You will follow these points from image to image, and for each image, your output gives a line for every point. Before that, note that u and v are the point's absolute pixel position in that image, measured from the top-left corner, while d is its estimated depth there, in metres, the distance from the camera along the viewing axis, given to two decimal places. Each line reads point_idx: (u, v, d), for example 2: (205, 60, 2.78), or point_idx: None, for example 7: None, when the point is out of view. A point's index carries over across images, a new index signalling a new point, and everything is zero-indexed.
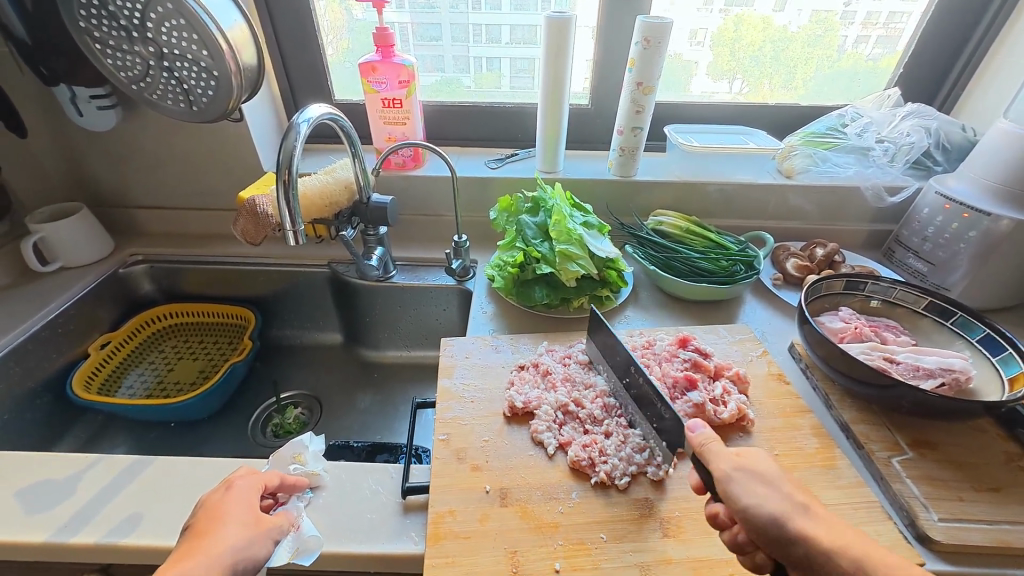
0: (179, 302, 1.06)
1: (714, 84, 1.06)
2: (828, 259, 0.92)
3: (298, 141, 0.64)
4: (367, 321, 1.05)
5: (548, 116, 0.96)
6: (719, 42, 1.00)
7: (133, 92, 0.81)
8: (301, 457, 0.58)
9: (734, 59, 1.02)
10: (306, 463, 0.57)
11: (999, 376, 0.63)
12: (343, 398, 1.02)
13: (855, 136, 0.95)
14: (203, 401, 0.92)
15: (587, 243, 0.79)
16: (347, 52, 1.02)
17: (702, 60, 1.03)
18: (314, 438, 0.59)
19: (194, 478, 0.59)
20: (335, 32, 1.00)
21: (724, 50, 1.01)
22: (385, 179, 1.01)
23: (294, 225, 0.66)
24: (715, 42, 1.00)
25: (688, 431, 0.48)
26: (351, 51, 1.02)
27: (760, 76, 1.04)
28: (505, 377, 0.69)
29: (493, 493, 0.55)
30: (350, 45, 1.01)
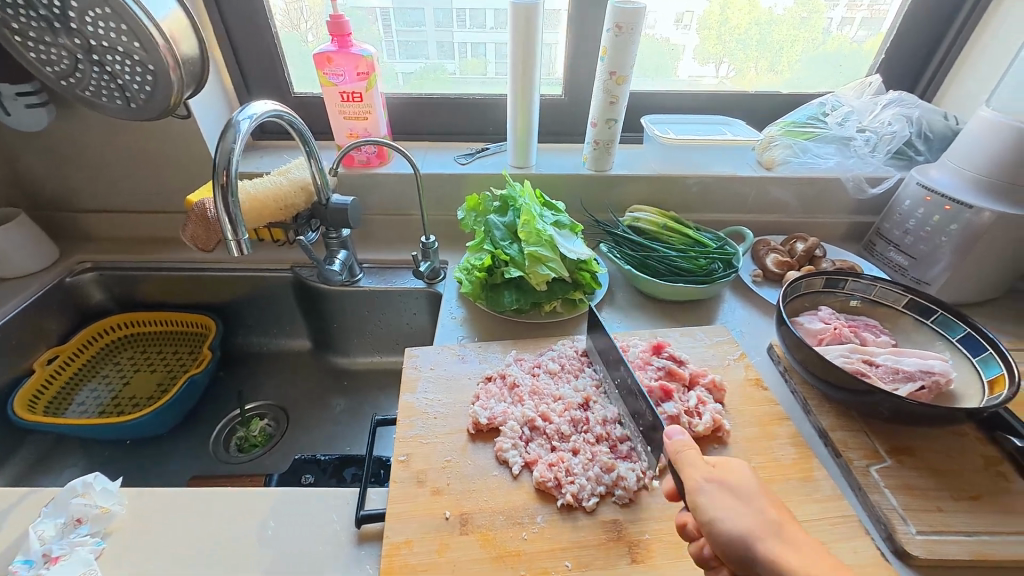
0: (134, 312, 1.00)
1: (702, 68, 1.01)
2: (808, 254, 0.89)
3: (237, 141, 0.58)
4: (335, 326, 1.01)
5: (519, 109, 0.91)
6: (706, 25, 0.95)
7: (64, 88, 0.74)
8: (86, 494, 0.53)
9: (722, 42, 0.98)
10: (92, 500, 0.53)
11: (979, 377, 0.61)
12: (311, 407, 0.98)
13: (836, 125, 0.92)
14: (159, 417, 0.87)
15: (557, 245, 0.75)
16: (328, 38, 0.96)
17: (689, 44, 0.98)
18: (99, 476, 0.54)
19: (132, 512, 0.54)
20: (315, 17, 0.93)
21: (711, 33, 0.96)
22: (349, 178, 0.95)
23: (236, 233, 0.60)
24: (702, 26, 0.96)
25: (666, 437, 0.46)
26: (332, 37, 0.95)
27: (747, 59, 1.00)
28: (471, 390, 0.65)
29: (453, 519, 0.51)
30: (331, 30, 0.95)
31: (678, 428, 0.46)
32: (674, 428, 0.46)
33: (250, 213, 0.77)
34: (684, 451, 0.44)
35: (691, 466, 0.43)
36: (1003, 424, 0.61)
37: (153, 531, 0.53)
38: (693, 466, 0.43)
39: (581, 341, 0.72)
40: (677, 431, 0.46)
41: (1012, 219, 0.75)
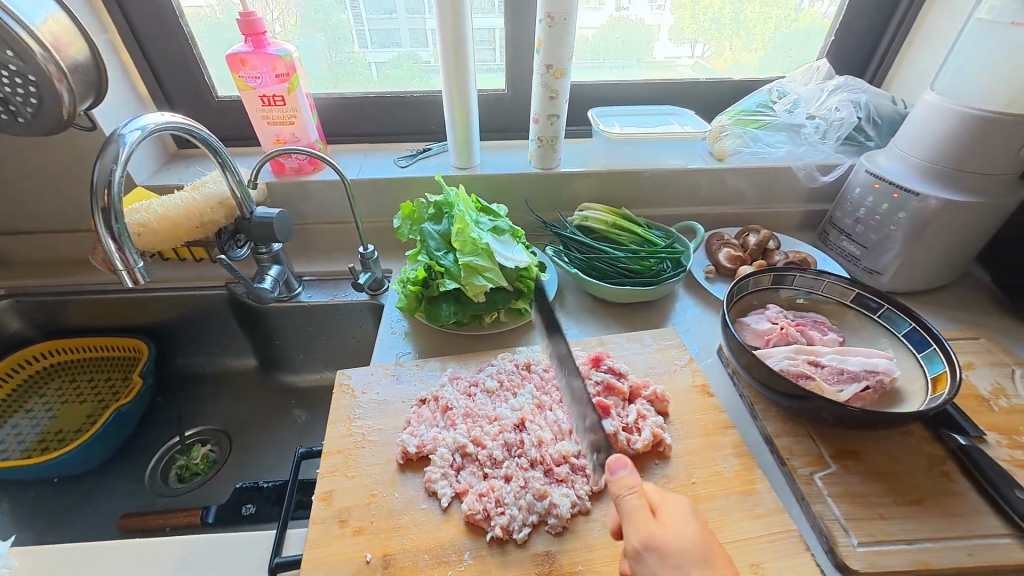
0: (56, 339, 0.93)
1: (677, 49, 0.97)
2: (760, 247, 0.87)
3: (122, 158, 0.52)
4: (278, 343, 0.96)
5: (456, 107, 0.86)
6: (680, 5, 0.91)
7: None
8: None
9: (696, 20, 0.93)
10: None
11: (923, 374, 0.60)
12: (256, 429, 0.93)
13: (785, 113, 0.90)
14: (86, 452, 0.81)
15: (495, 253, 0.71)
16: (297, 28, 0.89)
17: (663, 24, 0.94)
18: None
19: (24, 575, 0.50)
20: (281, 6, 0.87)
21: (686, 12, 0.92)
22: (280, 186, 0.90)
23: (128, 261, 0.54)
24: (676, 5, 0.91)
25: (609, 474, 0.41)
26: (301, 28, 0.89)
27: (722, 37, 0.96)
28: (403, 415, 0.61)
29: (375, 562, 0.48)
30: (300, 21, 0.88)
31: (621, 464, 0.41)
32: (616, 464, 0.41)
33: (163, 232, 0.72)
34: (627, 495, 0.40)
35: (629, 521, 0.39)
36: (949, 422, 0.59)
37: None
38: (632, 524, 0.39)
39: (522, 353, 0.68)
40: (621, 469, 0.41)
41: (958, 206, 0.73)
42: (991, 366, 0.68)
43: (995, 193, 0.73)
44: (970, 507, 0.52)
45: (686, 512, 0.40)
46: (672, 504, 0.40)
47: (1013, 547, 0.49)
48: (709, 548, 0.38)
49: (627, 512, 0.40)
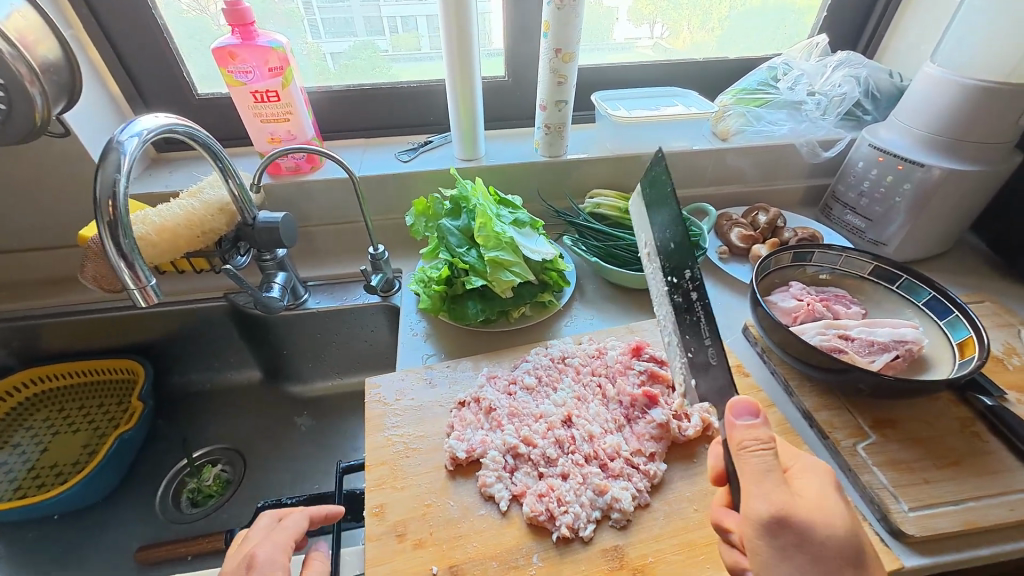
0: (37, 366, 0.85)
1: (636, 30, 0.95)
2: (771, 226, 0.88)
3: (125, 167, 0.47)
4: (285, 353, 0.91)
5: (460, 97, 0.83)
6: None
7: None
8: None
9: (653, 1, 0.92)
10: None
11: (948, 341, 0.62)
12: (268, 445, 0.89)
13: (787, 90, 0.90)
14: (89, 486, 0.76)
15: (519, 246, 0.69)
16: None
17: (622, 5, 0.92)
18: None
19: None
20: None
21: None
22: (278, 188, 0.85)
23: (141, 279, 0.50)
24: None
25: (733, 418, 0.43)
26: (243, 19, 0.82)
27: (678, 16, 0.94)
28: (444, 419, 0.59)
29: (442, 574, 0.46)
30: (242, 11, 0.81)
31: (748, 413, 0.43)
32: (741, 411, 0.43)
33: (162, 245, 0.65)
34: (751, 449, 0.42)
35: (759, 483, 0.40)
36: (972, 384, 0.62)
37: None
38: (760, 486, 0.40)
39: (554, 346, 0.67)
40: (748, 418, 0.43)
41: (962, 175, 0.75)
42: (1000, 328, 0.71)
43: (994, 161, 0.76)
44: (1003, 464, 0.55)
45: (817, 482, 0.41)
46: (809, 473, 0.42)
47: None
48: (805, 518, 0.39)
49: (754, 469, 0.41)
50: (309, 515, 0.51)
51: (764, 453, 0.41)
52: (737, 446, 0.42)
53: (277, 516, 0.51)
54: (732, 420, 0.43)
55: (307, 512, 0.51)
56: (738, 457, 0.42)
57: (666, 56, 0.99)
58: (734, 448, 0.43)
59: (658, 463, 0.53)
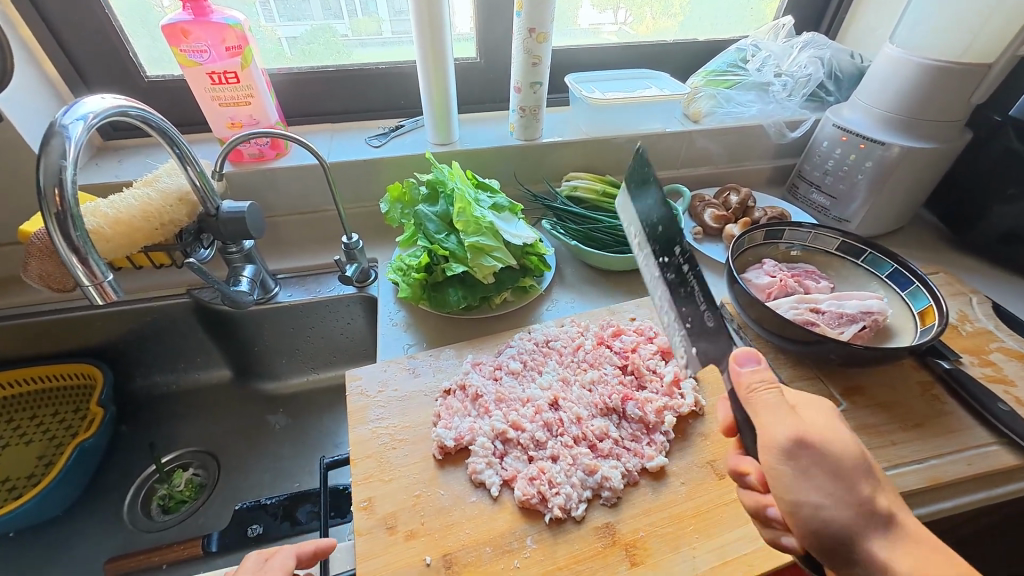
0: None
1: (601, 15, 0.95)
2: (742, 205, 0.89)
3: (71, 151, 0.43)
4: (257, 350, 0.87)
5: (432, 79, 0.80)
6: None
7: None
8: None
9: None
10: None
11: (910, 311, 0.65)
12: (243, 445, 0.85)
13: (755, 71, 0.92)
14: (47, 499, 0.71)
15: (499, 231, 0.68)
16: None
17: None
18: None
19: None
20: None
21: None
22: (240, 176, 0.80)
23: (98, 275, 0.47)
24: None
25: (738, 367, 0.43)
26: None
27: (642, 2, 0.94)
28: (430, 408, 0.58)
29: (437, 563, 0.46)
30: None
31: (748, 358, 0.43)
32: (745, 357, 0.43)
33: (117, 240, 0.61)
34: (759, 390, 0.42)
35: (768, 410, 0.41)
36: (932, 350, 0.66)
37: None
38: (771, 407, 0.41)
39: (538, 330, 0.67)
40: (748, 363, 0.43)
41: (917, 152, 0.79)
42: (954, 297, 0.75)
43: (947, 138, 0.80)
44: (961, 423, 0.58)
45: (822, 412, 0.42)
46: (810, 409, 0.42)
47: (1000, 453, 0.56)
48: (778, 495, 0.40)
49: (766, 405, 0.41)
50: (297, 551, 0.47)
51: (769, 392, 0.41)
52: (746, 389, 0.42)
53: (264, 555, 0.47)
54: (735, 370, 0.43)
55: (296, 548, 0.48)
56: (749, 399, 0.42)
57: (632, 42, 1.00)
58: (744, 392, 0.42)
59: (658, 453, 0.53)
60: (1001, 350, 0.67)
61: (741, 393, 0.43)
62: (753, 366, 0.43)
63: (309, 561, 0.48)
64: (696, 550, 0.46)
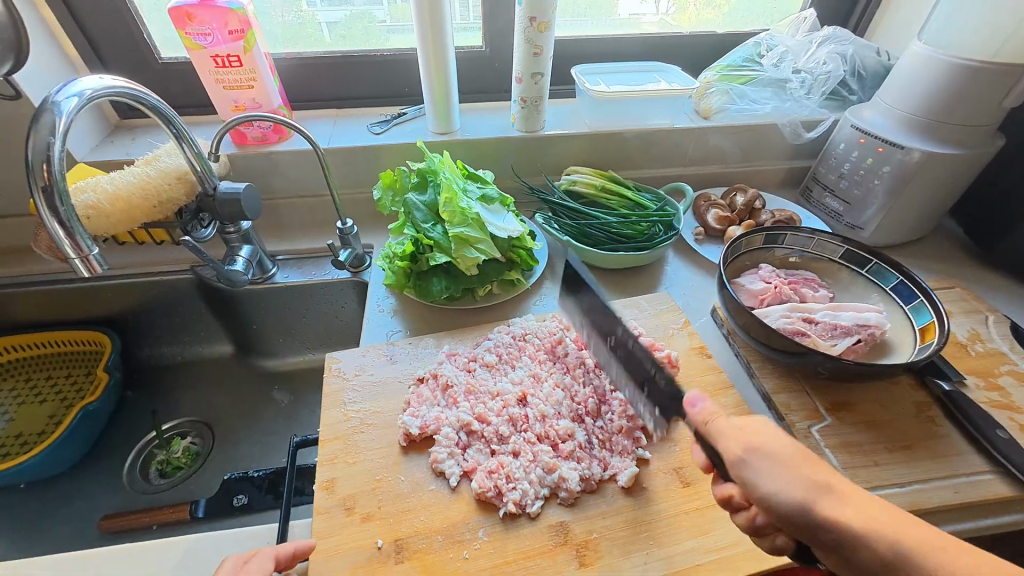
0: (3, 336, 0.84)
1: (641, 6, 0.93)
2: (748, 207, 0.86)
3: (59, 128, 0.45)
4: (255, 327, 0.90)
5: (432, 67, 0.79)
6: None
7: None
8: None
9: None
10: None
11: (911, 326, 0.62)
12: (239, 417, 0.88)
13: (771, 67, 0.88)
14: (55, 454, 0.75)
15: (485, 223, 0.68)
16: None
17: None
18: None
19: None
20: None
21: None
22: (243, 158, 0.83)
23: (82, 249, 0.49)
24: None
25: (689, 408, 0.45)
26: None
27: None
28: (402, 394, 0.59)
29: (387, 547, 0.46)
30: None
31: (698, 397, 0.45)
32: (693, 398, 0.45)
33: (116, 215, 0.64)
34: (713, 421, 0.43)
35: None
36: (933, 370, 0.62)
37: None
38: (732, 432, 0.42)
39: (517, 324, 0.66)
40: (699, 401, 0.45)
41: (941, 159, 0.74)
42: (967, 315, 0.71)
43: (974, 144, 0.74)
44: (954, 448, 0.55)
45: None
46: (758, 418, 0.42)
47: (993, 483, 0.52)
48: None
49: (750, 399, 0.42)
50: (275, 555, 0.45)
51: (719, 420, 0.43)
52: (700, 423, 0.44)
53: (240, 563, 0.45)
54: (688, 409, 0.45)
55: (273, 552, 0.45)
56: (705, 431, 0.43)
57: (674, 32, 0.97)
58: (700, 428, 0.44)
59: (627, 464, 0.52)
60: (1012, 373, 0.62)
61: (696, 427, 0.44)
62: (703, 403, 0.44)
63: (289, 564, 0.45)
64: (648, 556, 0.46)
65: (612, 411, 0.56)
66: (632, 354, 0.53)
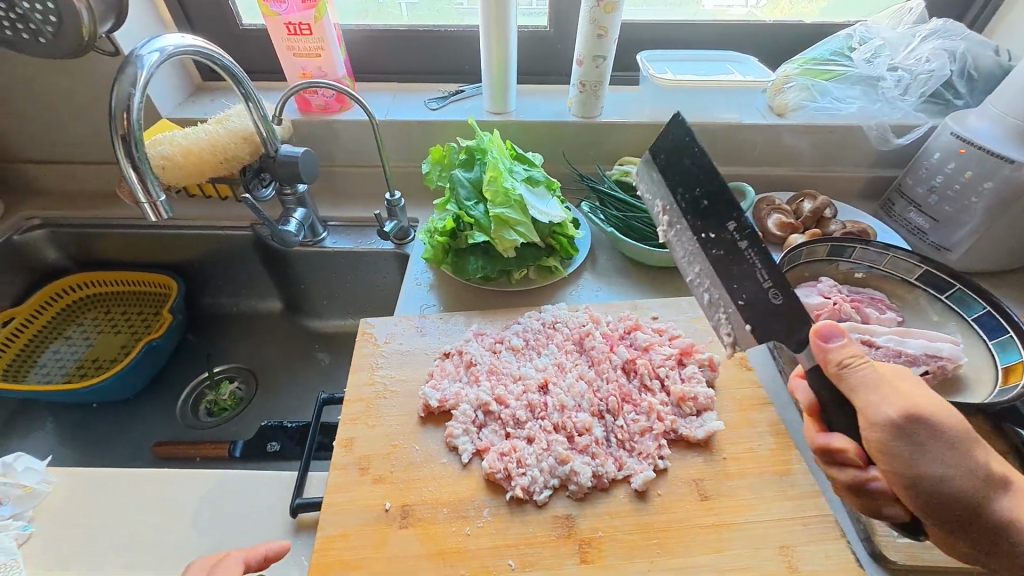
0: (90, 271, 0.94)
1: None
2: (816, 215, 0.79)
3: (140, 79, 0.49)
4: (303, 288, 0.95)
5: (493, 46, 0.78)
6: None
7: None
8: (29, 487, 0.51)
9: None
10: (17, 481, 0.51)
11: (993, 364, 0.55)
12: (281, 370, 0.94)
13: (863, 63, 0.80)
14: (122, 381, 0.83)
15: (528, 206, 0.67)
16: None
17: None
18: (28, 466, 0.52)
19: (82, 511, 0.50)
20: None
21: None
22: (306, 125, 0.86)
23: (151, 195, 0.52)
24: None
25: (826, 343, 0.42)
26: None
27: None
28: (427, 366, 0.60)
29: (394, 511, 0.47)
30: None
31: (833, 334, 0.42)
32: (830, 333, 0.42)
33: (187, 167, 0.69)
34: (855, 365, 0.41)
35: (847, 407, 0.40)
36: None
37: (85, 515, 0.50)
38: (834, 415, 0.41)
39: (548, 311, 0.65)
40: (834, 339, 0.42)
41: None
42: None
43: None
44: None
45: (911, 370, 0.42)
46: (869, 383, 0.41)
47: None
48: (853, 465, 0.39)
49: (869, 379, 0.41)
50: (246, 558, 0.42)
51: (862, 367, 0.41)
52: (837, 365, 0.42)
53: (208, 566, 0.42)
54: (824, 346, 0.42)
55: (245, 554, 0.42)
56: (843, 376, 0.41)
57: (757, 22, 0.90)
58: (835, 372, 0.42)
59: (644, 468, 0.49)
60: None
61: (830, 369, 0.42)
62: (843, 338, 0.42)
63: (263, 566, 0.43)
64: (653, 565, 0.44)
65: (639, 410, 0.54)
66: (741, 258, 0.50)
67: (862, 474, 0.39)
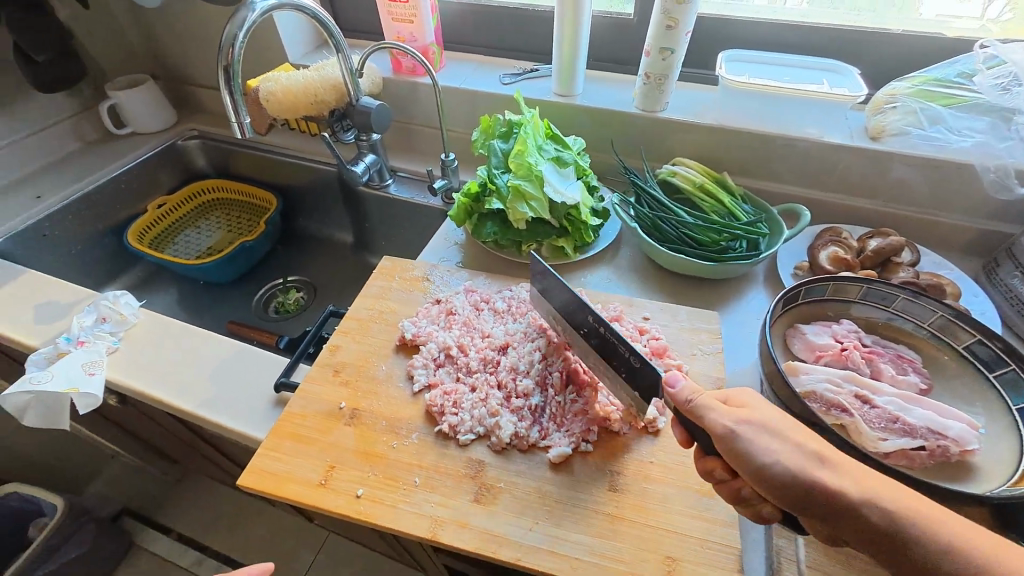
0: (221, 179, 1.17)
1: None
2: (881, 256, 0.69)
3: (247, 21, 0.62)
4: (367, 226, 1.09)
5: (565, 29, 0.81)
6: None
7: None
8: (123, 316, 0.69)
9: None
10: (118, 309, 0.69)
11: (1017, 463, 0.46)
12: (336, 291, 1.10)
13: (995, 90, 0.66)
14: (221, 267, 1.04)
15: (547, 183, 0.70)
16: None
17: None
18: (128, 302, 0.70)
19: (152, 344, 0.67)
20: None
21: None
22: (394, 83, 0.97)
23: (239, 116, 0.66)
24: None
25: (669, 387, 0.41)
26: None
27: None
28: (418, 306, 0.67)
29: (345, 411, 0.56)
30: None
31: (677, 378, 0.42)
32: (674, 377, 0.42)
33: (285, 104, 0.84)
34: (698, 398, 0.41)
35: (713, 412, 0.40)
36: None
37: (154, 348, 0.67)
38: (713, 410, 0.40)
39: None
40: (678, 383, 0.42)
41: None
42: None
43: None
44: None
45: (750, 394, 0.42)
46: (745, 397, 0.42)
47: None
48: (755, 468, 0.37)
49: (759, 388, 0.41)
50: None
51: (704, 398, 0.41)
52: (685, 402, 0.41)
53: None
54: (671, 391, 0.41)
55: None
56: (692, 412, 0.41)
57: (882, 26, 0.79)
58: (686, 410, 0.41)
59: (564, 443, 0.52)
60: None
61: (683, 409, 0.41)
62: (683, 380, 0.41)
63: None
64: (537, 526, 0.47)
65: (584, 395, 0.55)
66: (609, 342, 0.48)
67: (758, 451, 0.38)
